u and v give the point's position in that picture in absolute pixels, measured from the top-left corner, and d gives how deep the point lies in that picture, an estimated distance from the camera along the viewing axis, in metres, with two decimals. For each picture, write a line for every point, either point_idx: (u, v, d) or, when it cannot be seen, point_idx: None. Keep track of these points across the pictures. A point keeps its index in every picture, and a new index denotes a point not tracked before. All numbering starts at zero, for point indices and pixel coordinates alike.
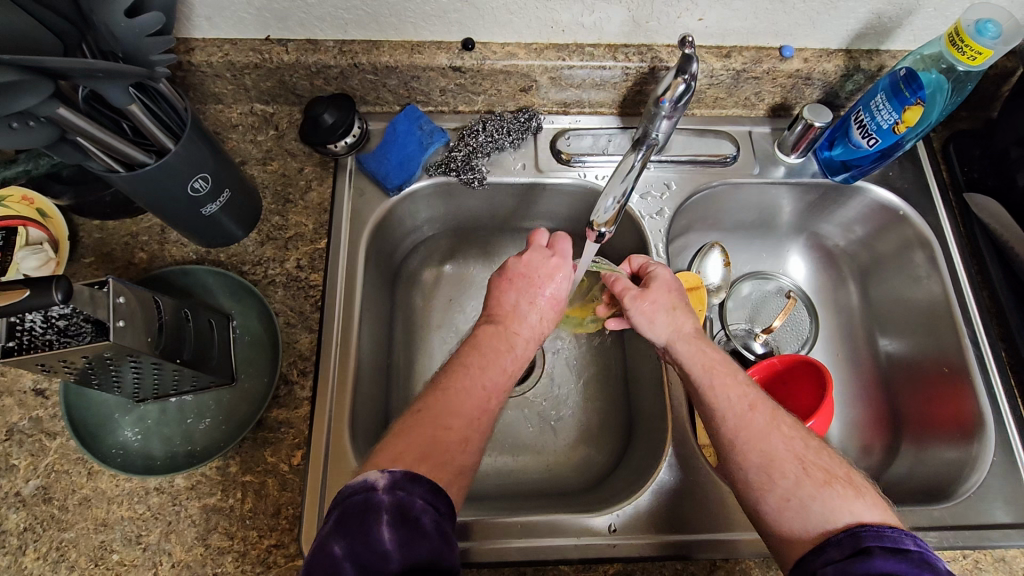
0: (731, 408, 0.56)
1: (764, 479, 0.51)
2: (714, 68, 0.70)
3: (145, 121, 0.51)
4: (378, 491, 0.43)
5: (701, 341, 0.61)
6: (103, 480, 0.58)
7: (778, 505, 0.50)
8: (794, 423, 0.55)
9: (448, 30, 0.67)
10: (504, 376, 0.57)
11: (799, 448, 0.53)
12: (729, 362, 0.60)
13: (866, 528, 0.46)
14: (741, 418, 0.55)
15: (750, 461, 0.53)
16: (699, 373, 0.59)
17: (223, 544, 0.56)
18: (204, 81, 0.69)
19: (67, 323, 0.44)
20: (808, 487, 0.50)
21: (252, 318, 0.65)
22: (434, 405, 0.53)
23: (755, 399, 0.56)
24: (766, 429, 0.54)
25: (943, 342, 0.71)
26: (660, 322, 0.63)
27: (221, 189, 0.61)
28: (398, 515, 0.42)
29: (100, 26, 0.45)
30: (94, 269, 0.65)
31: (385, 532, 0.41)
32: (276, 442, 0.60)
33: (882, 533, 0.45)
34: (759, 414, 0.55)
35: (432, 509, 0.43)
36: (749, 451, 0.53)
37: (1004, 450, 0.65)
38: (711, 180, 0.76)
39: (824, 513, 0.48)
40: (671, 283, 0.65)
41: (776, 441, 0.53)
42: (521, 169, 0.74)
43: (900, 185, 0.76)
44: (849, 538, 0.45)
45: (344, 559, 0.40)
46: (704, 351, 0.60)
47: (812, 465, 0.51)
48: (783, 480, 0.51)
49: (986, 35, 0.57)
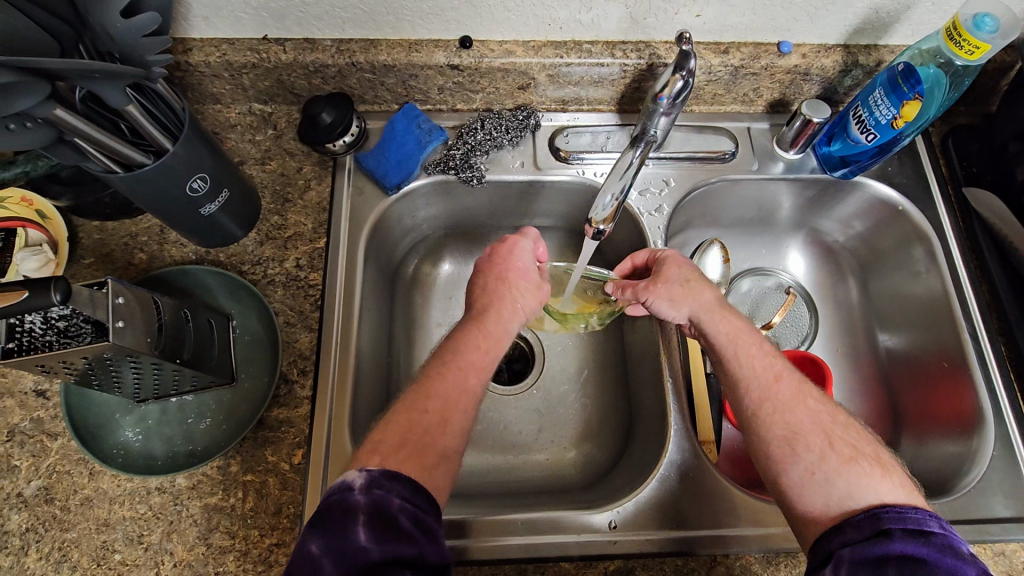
0: (755, 378, 0.56)
1: (787, 451, 0.52)
2: (712, 64, 0.70)
3: (142, 122, 0.50)
4: (354, 491, 0.43)
5: (723, 309, 0.61)
6: (105, 480, 0.58)
7: (801, 477, 0.50)
8: (822, 398, 0.55)
9: (445, 28, 0.67)
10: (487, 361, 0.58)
11: (825, 422, 0.53)
12: (751, 330, 0.60)
13: (890, 509, 0.46)
14: (766, 390, 0.55)
15: (773, 432, 0.53)
16: (726, 345, 0.59)
17: (224, 543, 0.56)
18: (202, 81, 0.69)
19: (67, 324, 0.45)
20: (833, 462, 0.50)
21: (252, 317, 0.65)
22: (434, 403, 0.53)
23: (780, 369, 0.57)
24: (792, 401, 0.54)
25: (942, 336, 0.71)
26: (679, 299, 0.62)
27: (220, 189, 0.61)
28: (374, 515, 0.42)
29: (96, 27, 0.45)
30: (93, 270, 0.65)
31: (362, 532, 0.41)
32: (276, 441, 0.60)
33: (905, 516, 0.45)
34: (784, 384, 0.55)
35: (411, 507, 0.44)
36: (772, 423, 0.54)
37: (1004, 444, 0.65)
38: (710, 177, 0.76)
39: (848, 488, 0.49)
40: (682, 262, 0.65)
41: (803, 415, 0.53)
42: (520, 167, 0.74)
43: (899, 180, 0.76)
44: (869, 519, 0.46)
45: (323, 556, 0.40)
46: (729, 321, 0.60)
47: (837, 442, 0.52)
48: (807, 454, 0.51)
49: (984, 29, 0.57)
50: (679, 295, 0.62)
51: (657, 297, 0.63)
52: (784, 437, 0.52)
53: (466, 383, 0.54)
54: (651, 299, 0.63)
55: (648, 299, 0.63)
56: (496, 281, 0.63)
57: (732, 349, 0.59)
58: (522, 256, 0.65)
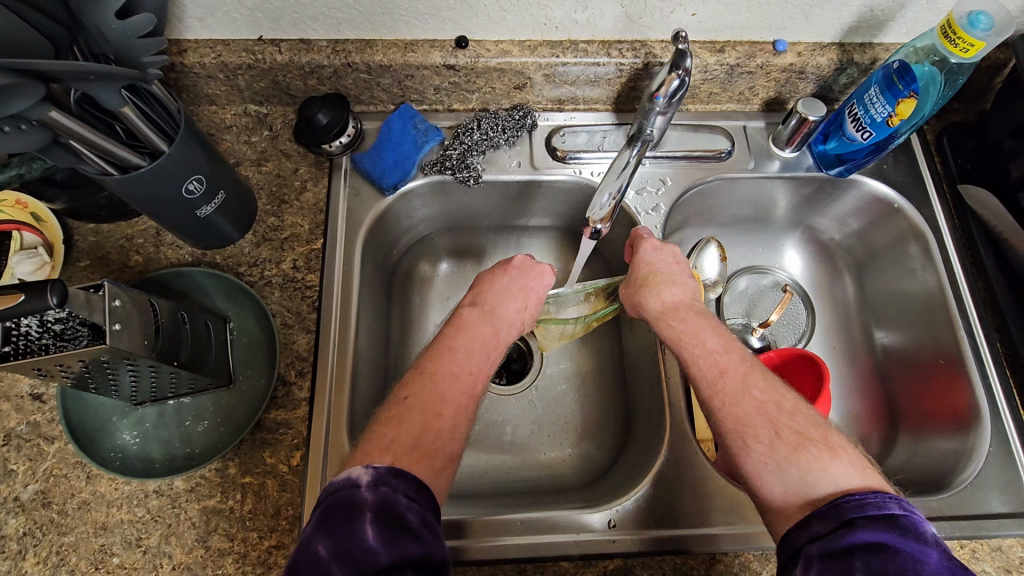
0: (702, 376, 0.56)
1: (739, 445, 0.52)
2: (708, 63, 0.70)
3: (138, 123, 0.50)
4: (361, 488, 0.43)
5: (671, 309, 0.62)
6: (102, 484, 0.58)
7: (755, 468, 0.50)
8: (767, 384, 0.55)
9: (440, 28, 0.67)
10: (490, 360, 0.57)
11: (771, 411, 0.53)
12: (697, 326, 0.60)
13: (848, 498, 0.45)
14: (712, 386, 0.55)
15: (725, 427, 0.53)
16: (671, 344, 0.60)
17: (223, 546, 0.56)
18: (197, 82, 0.69)
19: (64, 327, 0.45)
20: (782, 451, 0.50)
21: (249, 319, 0.64)
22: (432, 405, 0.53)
23: (722, 364, 0.56)
24: (738, 393, 0.54)
25: (938, 334, 0.72)
26: (635, 300, 0.65)
27: (216, 190, 0.60)
28: (383, 513, 0.42)
29: (91, 28, 0.45)
30: (89, 273, 0.65)
31: (370, 530, 0.41)
32: (275, 442, 0.60)
33: (866, 501, 0.45)
34: (729, 377, 0.55)
35: (416, 504, 0.44)
36: (722, 418, 0.54)
37: (999, 440, 0.65)
38: (706, 176, 0.76)
39: (802, 476, 0.48)
40: (642, 262, 0.66)
41: (749, 406, 0.53)
42: (517, 167, 0.74)
43: (895, 178, 0.76)
44: (832, 510, 0.45)
45: (333, 560, 0.40)
46: (673, 321, 0.61)
47: (784, 429, 0.51)
48: (757, 445, 0.51)
49: (978, 27, 0.58)
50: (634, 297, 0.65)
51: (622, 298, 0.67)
52: (734, 430, 0.52)
53: (461, 381, 0.54)
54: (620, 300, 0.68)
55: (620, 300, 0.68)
56: (519, 288, 0.63)
57: (676, 350, 0.59)
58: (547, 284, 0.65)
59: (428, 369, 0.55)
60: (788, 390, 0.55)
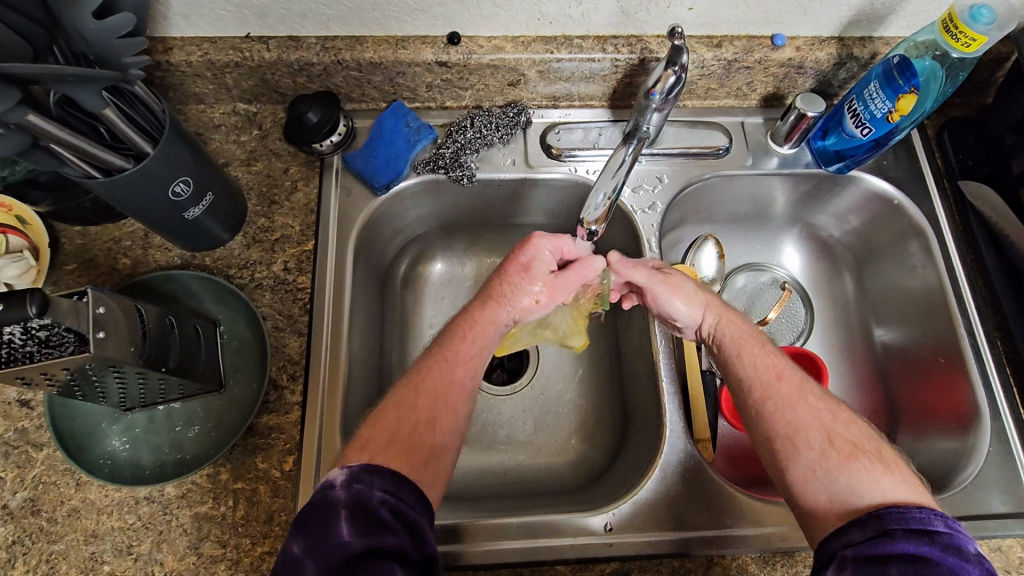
0: (758, 378, 0.56)
1: (789, 449, 0.52)
2: (705, 58, 0.69)
3: (120, 126, 0.49)
4: (335, 488, 0.44)
5: (727, 313, 0.62)
6: (92, 491, 0.57)
7: (803, 475, 0.51)
8: (822, 392, 0.56)
9: (432, 24, 0.66)
10: (465, 341, 0.57)
11: (827, 418, 0.53)
12: (750, 333, 0.60)
13: (892, 510, 0.46)
14: (768, 388, 0.55)
15: (777, 429, 0.54)
16: (732, 350, 0.59)
17: (216, 553, 0.55)
18: (185, 81, 0.68)
19: (48, 334, 0.43)
20: (834, 459, 0.51)
21: (239, 321, 0.63)
22: (424, 401, 0.53)
23: (782, 367, 0.57)
24: (794, 398, 0.54)
25: (939, 331, 0.71)
26: (688, 302, 0.62)
27: (203, 192, 0.59)
28: (355, 510, 0.42)
29: (70, 28, 0.44)
30: (76, 277, 0.64)
31: (344, 526, 0.41)
32: (267, 447, 0.59)
33: (908, 515, 0.45)
34: (785, 381, 0.56)
35: (392, 498, 0.44)
36: (774, 420, 0.54)
37: (1000, 440, 0.64)
38: (704, 172, 0.75)
39: (850, 486, 0.49)
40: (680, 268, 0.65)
41: (805, 412, 0.53)
42: (511, 165, 0.73)
43: (895, 174, 0.75)
44: (872, 519, 0.46)
45: (306, 556, 0.41)
46: (733, 325, 0.60)
47: (838, 438, 0.52)
48: (808, 451, 0.52)
49: (981, 21, 0.56)
50: (691, 299, 0.62)
51: (668, 298, 0.62)
52: (786, 434, 0.53)
53: (435, 367, 0.55)
54: (661, 299, 0.62)
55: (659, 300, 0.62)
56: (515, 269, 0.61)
57: (736, 351, 0.58)
58: (540, 254, 0.62)
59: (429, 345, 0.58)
60: (843, 402, 0.56)
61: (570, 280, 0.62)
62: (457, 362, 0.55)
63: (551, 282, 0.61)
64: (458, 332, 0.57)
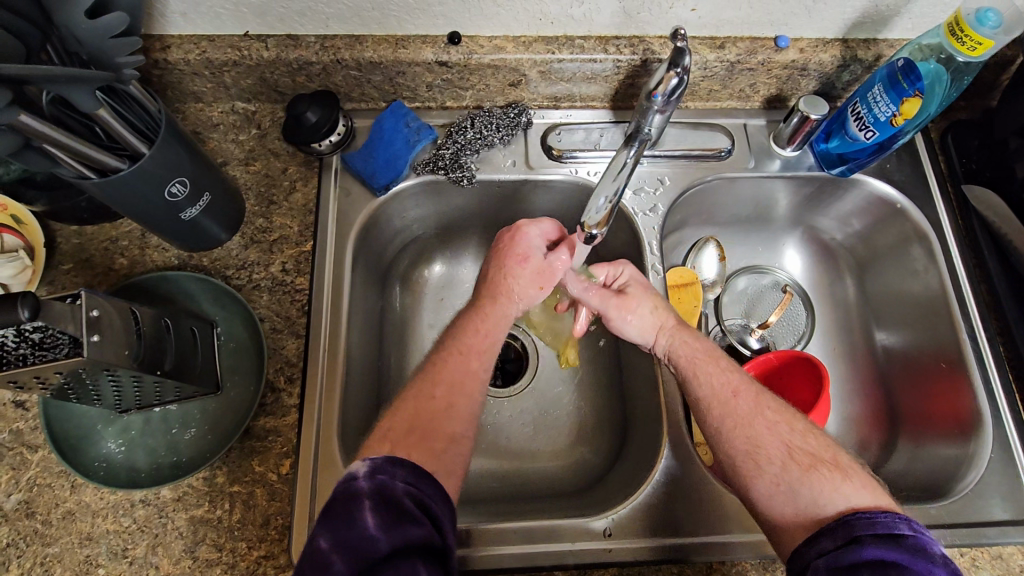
0: (714, 395, 0.57)
1: (751, 466, 0.53)
2: (708, 60, 0.69)
3: (115, 126, 0.48)
4: (358, 479, 0.43)
5: (685, 332, 0.62)
6: (87, 493, 0.57)
7: (765, 489, 0.52)
8: (779, 405, 0.56)
9: (433, 23, 0.65)
10: (478, 334, 0.60)
11: (784, 431, 0.54)
12: (707, 350, 0.61)
13: (859, 516, 0.47)
14: (725, 406, 0.56)
15: (737, 447, 0.54)
16: (685, 368, 0.60)
17: (211, 556, 0.55)
18: (183, 79, 0.67)
19: (42, 336, 0.44)
20: (795, 472, 0.51)
21: (236, 322, 0.63)
22: (441, 390, 0.54)
23: (737, 385, 0.57)
24: (751, 415, 0.55)
25: (939, 335, 0.71)
26: (645, 325, 0.64)
27: (200, 192, 0.59)
28: (378, 500, 0.42)
29: (62, 28, 0.43)
30: (72, 277, 0.64)
31: (370, 519, 0.41)
32: (263, 450, 0.59)
33: (875, 520, 0.46)
34: (741, 399, 0.56)
35: (414, 490, 0.44)
36: (734, 437, 0.55)
37: (1001, 446, 0.64)
38: (706, 175, 0.75)
39: (813, 497, 0.50)
40: (641, 283, 0.66)
41: (761, 427, 0.54)
42: (511, 166, 0.73)
43: (898, 177, 0.75)
44: (842, 527, 0.46)
45: (333, 551, 0.40)
46: (690, 344, 0.61)
47: (798, 451, 0.53)
48: (770, 466, 0.52)
49: (987, 25, 0.56)
50: (649, 322, 0.63)
51: (626, 323, 0.64)
52: (746, 450, 0.54)
53: (453, 359, 0.57)
54: (620, 323, 0.65)
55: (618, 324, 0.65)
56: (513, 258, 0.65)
57: (691, 369, 0.60)
58: (527, 241, 0.66)
59: (444, 339, 0.60)
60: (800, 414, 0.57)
61: (560, 263, 0.67)
62: (472, 354, 0.58)
63: (547, 266, 0.66)
64: (471, 326, 0.60)
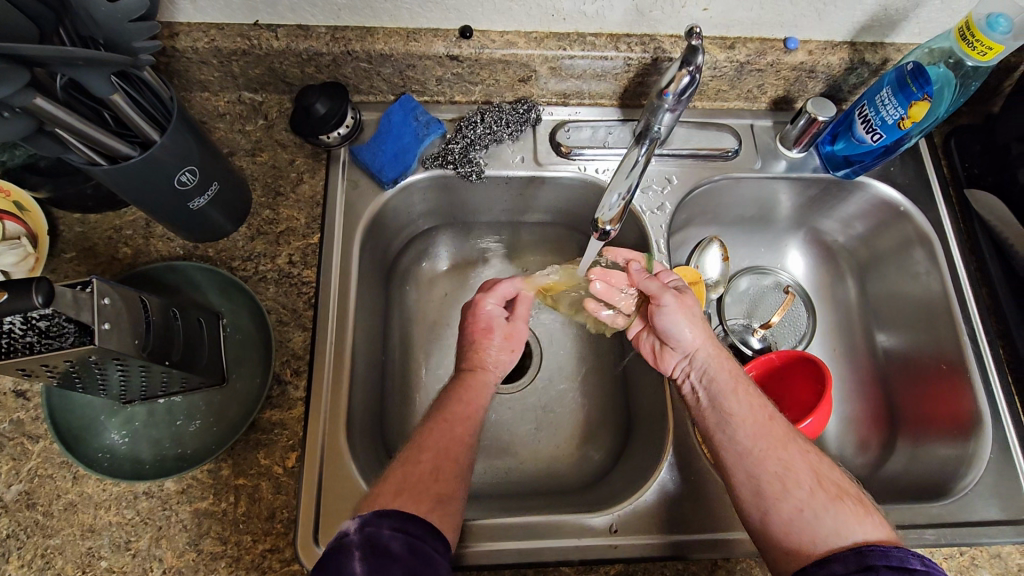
0: (750, 416, 0.57)
1: (779, 487, 0.53)
2: (718, 60, 0.69)
3: (129, 112, 0.48)
4: (350, 534, 0.44)
5: (725, 354, 0.63)
6: (90, 484, 0.56)
7: (791, 512, 0.52)
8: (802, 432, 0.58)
9: (445, 17, 0.64)
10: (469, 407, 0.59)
11: (814, 460, 0.55)
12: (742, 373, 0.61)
13: (874, 547, 0.47)
14: (761, 427, 0.56)
15: (767, 467, 0.54)
16: (727, 382, 0.60)
17: (216, 549, 0.55)
18: (190, 67, 0.66)
19: (48, 324, 0.42)
20: (822, 499, 0.52)
21: (242, 314, 0.62)
22: (427, 455, 0.54)
23: (772, 410, 0.58)
24: (784, 439, 0.56)
25: (939, 337, 0.72)
26: (697, 328, 0.62)
27: (209, 181, 0.58)
28: (367, 550, 0.42)
29: (80, 11, 0.43)
30: (76, 265, 0.63)
31: (357, 567, 0.41)
32: (270, 443, 0.58)
33: (889, 553, 0.46)
34: (776, 422, 0.57)
35: (403, 534, 0.44)
36: (766, 458, 0.55)
37: (1000, 448, 0.65)
38: (713, 174, 0.75)
39: (835, 526, 0.50)
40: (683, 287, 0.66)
41: (795, 453, 0.55)
42: (520, 162, 0.73)
43: (902, 180, 0.76)
44: (855, 554, 0.47)
45: None
46: (732, 365, 0.61)
47: (826, 479, 0.53)
48: (797, 490, 0.52)
49: (997, 30, 0.56)
50: (701, 328, 0.62)
51: (682, 317, 0.62)
52: (777, 471, 0.54)
53: (440, 427, 0.56)
54: (676, 314, 0.62)
55: (672, 315, 0.62)
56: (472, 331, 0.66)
57: (732, 384, 0.60)
58: (487, 311, 0.66)
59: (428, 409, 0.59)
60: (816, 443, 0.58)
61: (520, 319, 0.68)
62: (456, 420, 0.57)
63: (507, 329, 0.67)
64: (460, 396, 0.60)
